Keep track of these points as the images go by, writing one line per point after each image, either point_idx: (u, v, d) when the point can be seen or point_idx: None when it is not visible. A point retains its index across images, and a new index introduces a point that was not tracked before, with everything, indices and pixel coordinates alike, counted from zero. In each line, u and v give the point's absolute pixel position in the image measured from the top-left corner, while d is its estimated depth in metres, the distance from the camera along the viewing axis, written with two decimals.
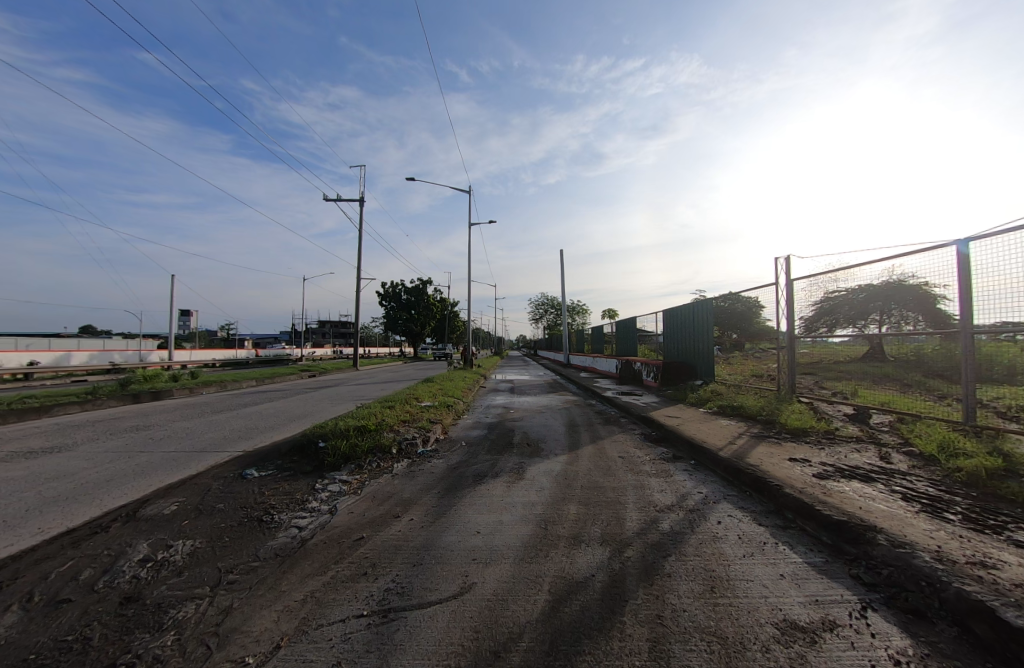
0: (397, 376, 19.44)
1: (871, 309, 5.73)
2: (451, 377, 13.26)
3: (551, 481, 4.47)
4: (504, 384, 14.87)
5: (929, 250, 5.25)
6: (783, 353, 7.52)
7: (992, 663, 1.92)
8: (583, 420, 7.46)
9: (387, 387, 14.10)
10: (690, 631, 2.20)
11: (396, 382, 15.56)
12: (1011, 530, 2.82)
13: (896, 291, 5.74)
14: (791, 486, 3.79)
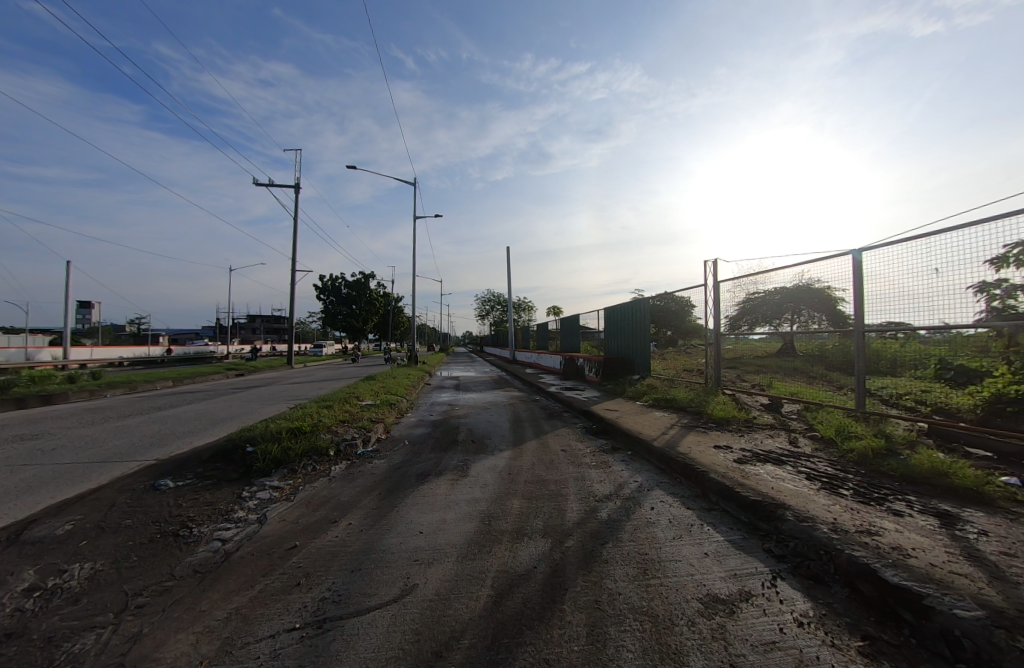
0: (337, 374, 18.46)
1: (784, 312, 6.62)
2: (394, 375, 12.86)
3: (495, 477, 4.48)
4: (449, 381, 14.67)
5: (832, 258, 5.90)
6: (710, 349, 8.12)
7: (874, 620, 2.23)
8: (528, 416, 7.54)
9: (324, 385, 13.37)
10: (625, 612, 2.31)
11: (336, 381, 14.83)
12: (890, 501, 3.27)
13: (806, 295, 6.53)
14: (715, 471, 4.11)
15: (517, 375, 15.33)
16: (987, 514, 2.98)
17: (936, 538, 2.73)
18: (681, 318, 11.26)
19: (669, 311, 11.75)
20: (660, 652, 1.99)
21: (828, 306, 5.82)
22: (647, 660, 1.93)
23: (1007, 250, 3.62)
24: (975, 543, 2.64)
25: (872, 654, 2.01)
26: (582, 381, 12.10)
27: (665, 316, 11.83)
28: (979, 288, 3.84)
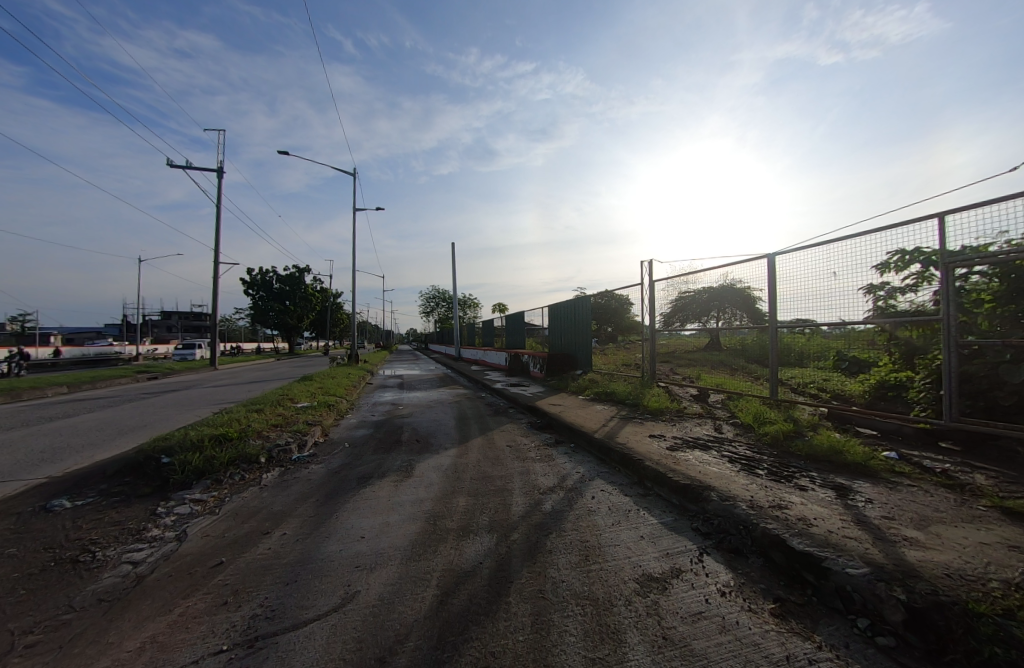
0: (268, 374, 17.16)
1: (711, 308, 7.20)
2: (333, 375, 12.22)
3: (440, 476, 4.43)
4: (392, 379, 14.21)
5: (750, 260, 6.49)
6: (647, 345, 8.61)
7: (784, 585, 2.51)
8: (474, 413, 7.52)
9: (253, 387, 12.37)
10: (568, 598, 2.39)
11: (266, 382, 13.78)
12: (797, 478, 3.68)
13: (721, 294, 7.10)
14: (650, 459, 4.37)
15: (462, 372, 15.23)
16: (872, 484, 3.45)
17: (832, 507, 3.12)
18: (620, 315, 11.82)
19: (609, 308, 12.29)
20: (601, 632, 2.09)
21: (746, 303, 6.44)
22: (588, 641, 2.02)
23: (890, 256, 4.19)
24: (862, 510, 3.06)
25: (781, 614, 2.26)
26: (527, 377, 12.30)
27: (606, 313, 12.36)
28: (869, 288, 4.41)
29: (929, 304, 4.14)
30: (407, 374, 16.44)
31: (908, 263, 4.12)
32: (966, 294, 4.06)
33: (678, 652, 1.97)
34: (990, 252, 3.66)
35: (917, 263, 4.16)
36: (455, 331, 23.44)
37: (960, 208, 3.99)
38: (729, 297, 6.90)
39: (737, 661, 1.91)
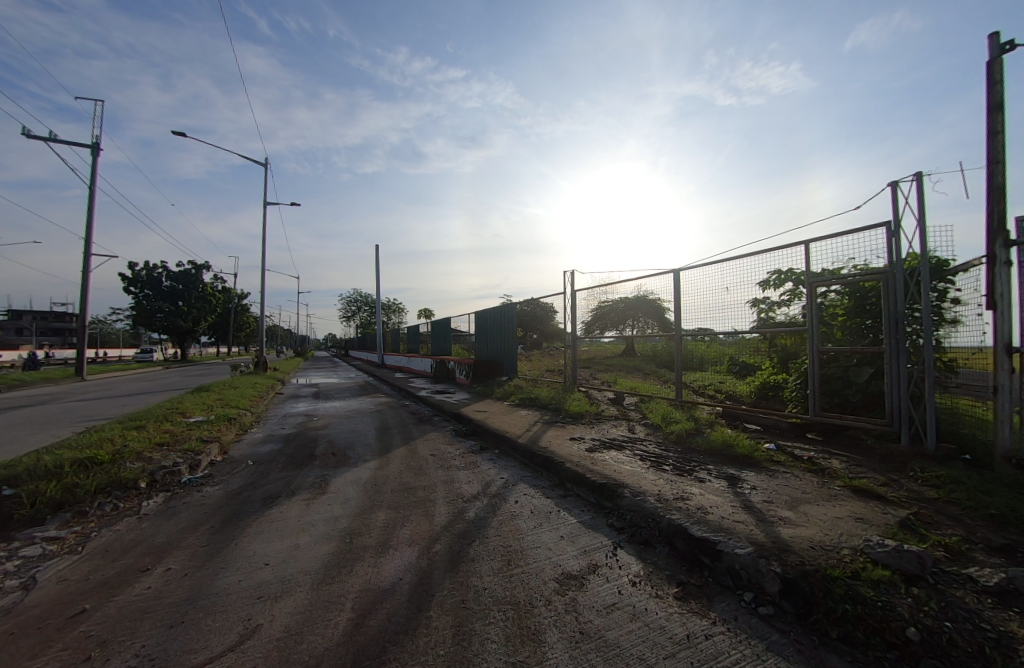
0: (149, 385, 14.83)
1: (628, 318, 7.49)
2: (235, 385, 10.96)
3: (358, 490, 4.19)
4: (306, 389, 13.11)
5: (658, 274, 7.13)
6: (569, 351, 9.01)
7: (686, 570, 2.77)
8: (397, 423, 7.24)
9: (129, 401, 10.59)
10: (489, 605, 2.39)
11: (146, 394, 11.88)
12: (696, 471, 4.09)
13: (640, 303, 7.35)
14: (570, 461, 4.56)
15: (385, 379, 14.61)
16: (756, 473, 3.96)
17: (724, 495, 3.52)
18: (545, 322, 12.24)
19: (533, 315, 12.67)
20: (522, 635, 2.12)
21: (655, 313, 7.05)
22: (510, 646, 2.03)
23: (770, 275, 4.88)
24: (748, 496, 3.49)
25: (683, 597, 2.49)
26: (453, 383, 12.17)
27: (531, 321, 12.73)
28: (754, 302, 5.08)
29: (798, 317, 4.89)
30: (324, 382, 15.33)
31: (783, 281, 4.83)
32: (824, 309, 4.87)
33: (594, 644, 2.07)
34: (841, 275, 4.43)
35: (790, 281, 4.89)
36: (378, 336, 22.38)
37: (819, 237, 4.79)
38: (641, 307, 7.52)
39: (645, 645, 2.06)
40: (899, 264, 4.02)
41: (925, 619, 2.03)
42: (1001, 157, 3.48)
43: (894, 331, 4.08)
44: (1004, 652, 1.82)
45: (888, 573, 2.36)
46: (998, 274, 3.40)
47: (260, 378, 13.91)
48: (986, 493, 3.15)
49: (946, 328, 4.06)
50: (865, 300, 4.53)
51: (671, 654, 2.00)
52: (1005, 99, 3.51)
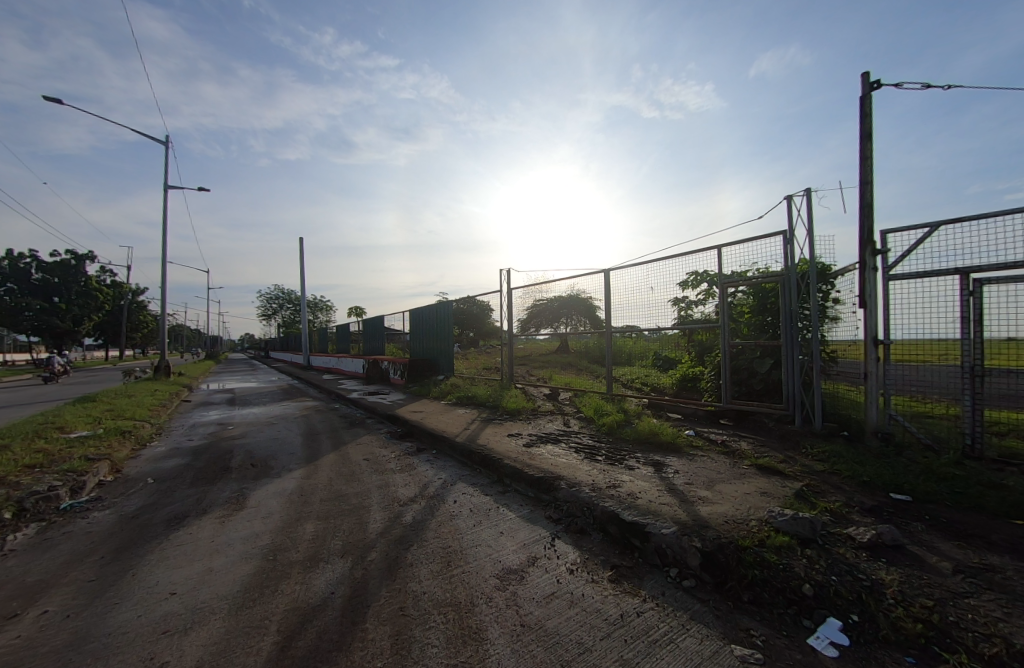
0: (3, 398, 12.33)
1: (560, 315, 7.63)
2: (126, 393, 9.53)
3: (282, 502, 3.89)
4: (216, 395, 11.81)
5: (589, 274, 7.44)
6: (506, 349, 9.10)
7: (619, 554, 2.93)
8: (325, 428, 6.80)
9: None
10: (429, 609, 2.34)
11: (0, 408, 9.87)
12: (626, 459, 4.35)
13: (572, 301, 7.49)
14: (509, 457, 4.61)
15: (311, 382, 13.63)
16: (678, 458, 4.30)
17: (651, 481, 3.77)
18: (482, 320, 12.26)
19: (470, 313, 12.64)
20: (463, 636, 2.10)
21: (587, 311, 7.34)
22: (451, 648, 2.00)
23: (688, 276, 5.31)
24: (671, 480, 3.78)
25: (616, 579, 2.63)
26: (387, 384, 11.73)
27: (468, 319, 12.70)
28: (675, 301, 5.49)
29: (712, 314, 5.38)
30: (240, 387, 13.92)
31: (699, 282, 5.27)
32: (733, 307, 5.42)
33: (534, 635, 2.11)
34: (747, 277, 4.95)
35: (705, 282, 5.36)
36: (303, 336, 20.79)
37: (730, 243, 5.30)
38: (574, 306, 7.80)
39: (583, 629, 2.15)
40: (793, 268, 4.58)
41: (816, 575, 2.35)
42: (870, 179, 4.10)
43: (789, 326, 4.65)
44: (876, 598, 2.16)
45: (788, 539, 2.68)
46: (867, 278, 4.00)
47: (159, 384, 12.24)
48: (860, 463, 3.71)
49: (829, 324, 4.72)
50: (767, 299, 5.10)
51: (606, 635, 2.10)
52: (872, 129, 4.13)
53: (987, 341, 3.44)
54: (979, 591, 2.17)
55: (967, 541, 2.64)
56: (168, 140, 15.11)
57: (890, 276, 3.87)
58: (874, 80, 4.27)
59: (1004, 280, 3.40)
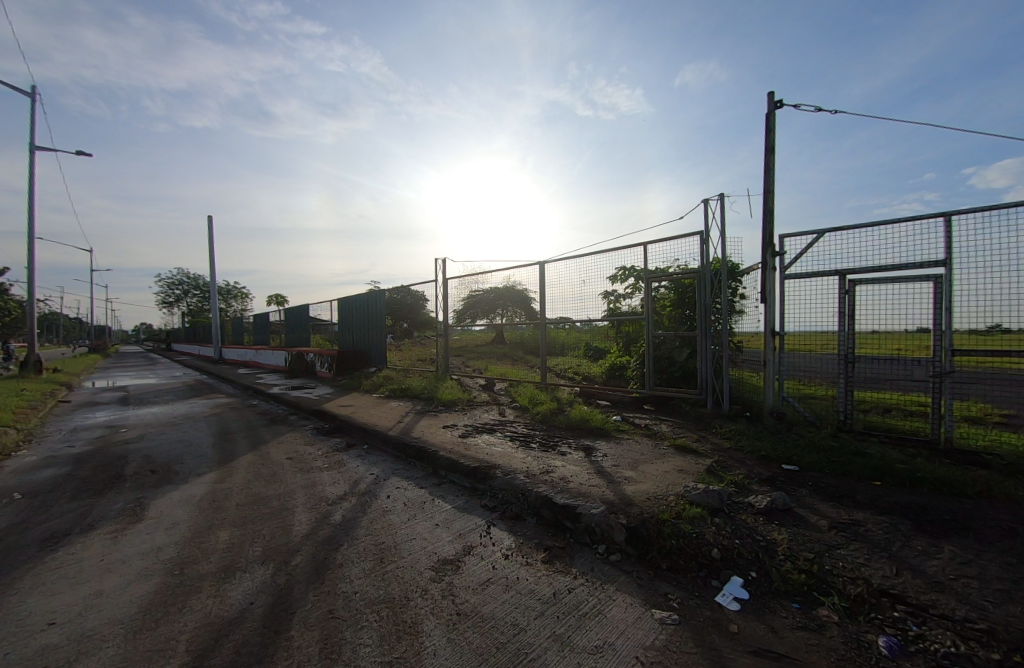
0: None
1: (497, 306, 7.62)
2: None
3: (191, 511, 3.52)
4: (103, 394, 10.24)
5: (524, 266, 7.54)
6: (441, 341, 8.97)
7: (552, 536, 3.05)
8: (241, 427, 6.23)
9: None
10: (361, 609, 2.26)
11: None
12: (559, 445, 4.53)
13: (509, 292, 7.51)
14: (444, 449, 4.58)
15: (223, 377, 12.35)
16: (606, 442, 4.57)
17: (581, 464, 3.98)
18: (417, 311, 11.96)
19: (404, 304, 12.27)
20: (398, 631, 2.07)
21: (522, 303, 7.44)
22: (384, 645, 1.96)
23: (617, 270, 5.59)
24: (600, 463, 4.00)
25: (549, 560, 2.74)
26: (314, 377, 11.03)
27: (402, 310, 12.32)
28: (605, 294, 5.77)
29: (639, 307, 5.74)
30: (133, 385, 12.18)
31: (627, 277, 5.59)
32: (657, 301, 5.83)
33: (470, 622, 2.13)
34: (668, 273, 5.34)
35: (632, 277, 5.70)
36: (214, 326, 18.69)
37: (654, 240, 5.67)
38: (509, 297, 7.87)
39: (517, 611, 2.21)
40: (708, 266, 5.03)
41: (722, 540, 2.63)
42: (771, 188, 4.60)
43: (704, 319, 5.11)
44: (770, 555, 2.48)
45: (700, 510, 2.97)
46: (768, 276, 4.50)
47: (22, 383, 10.31)
48: (758, 439, 4.21)
49: (737, 317, 5.26)
50: (685, 294, 5.56)
51: (540, 614, 2.19)
52: (774, 144, 4.63)
53: (857, 333, 4.06)
54: (847, 542, 2.59)
55: (839, 500, 3.13)
56: (35, 89, 12.67)
57: (786, 275, 4.40)
58: (776, 100, 4.78)
59: (871, 281, 4.02)
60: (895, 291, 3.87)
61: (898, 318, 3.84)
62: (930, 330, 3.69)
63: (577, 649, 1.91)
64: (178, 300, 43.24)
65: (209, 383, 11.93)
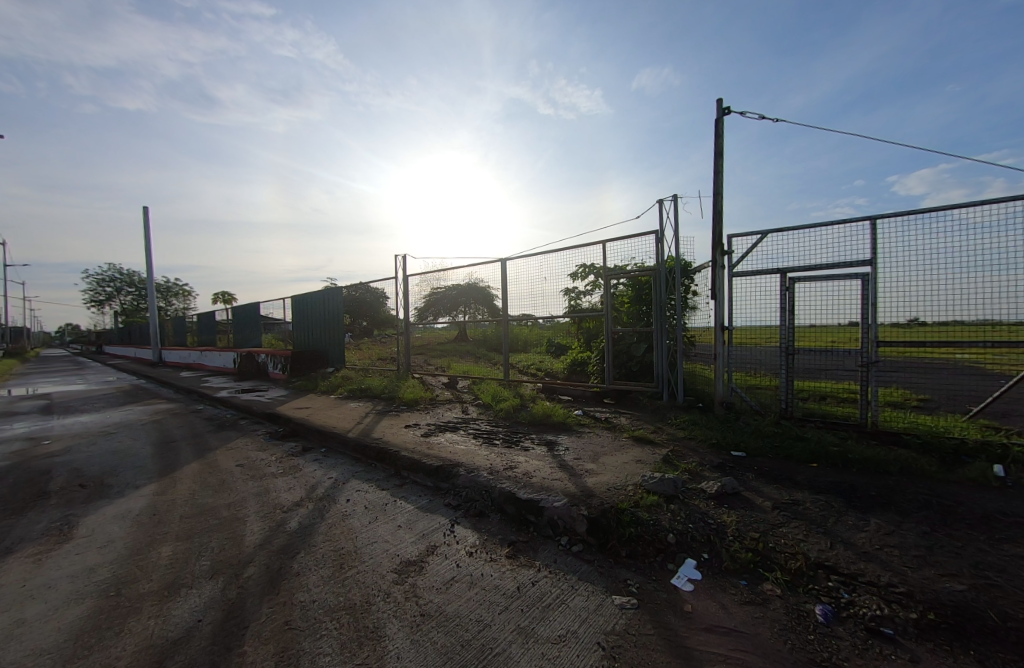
0: None
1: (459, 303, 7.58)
2: None
3: (129, 526, 3.27)
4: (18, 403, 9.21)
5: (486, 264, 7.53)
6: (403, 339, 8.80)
7: (516, 531, 3.09)
8: (185, 434, 5.83)
9: None
10: (319, 618, 2.20)
11: None
12: (522, 441, 4.59)
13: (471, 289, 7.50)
14: (406, 449, 4.51)
15: (164, 382, 11.46)
16: (567, 436, 4.68)
17: (544, 459, 4.05)
18: (376, 309, 11.63)
19: (364, 301, 11.91)
20: (359, 637, 2.03)
21: (484, 300, 7.45)
22: (345, 653, 1.91)
23: (577, 268, 5.71)
24: (562, 457, 4.10)
25: (513, 555, 2.78)
26: (267, 379, 10.49)
27: (361, 307, 11.96)
28: (566, 291, 5.89)
29: (599, 304, 5.90)
30: (57, 392, 11.06)
31: (587, 274, 5.72)
32: (616, 298, 6.01)
33: (434, 622, 2.13)
34: (626, 271, 5.52)
35: (592, 275, 5.84)
36: (152, 327, 17.30)
37: (612, 239, 5.84)
38: (471, 294, 7.85)
39: (482, 607, 2.23)
40: (662, 264, 5.24)
41: (677, 525, 2.78)
42: (720, 191, 4.85)
43: (660, 315, 5.32)
44: (720, 536, 2.65)
45: (657, 498, 3.12)
46: (718, 274, 4.76)
47: None
48: (709, 429, 4.46)
49: (690, 313, 5.53)
50: (642, 291, 5.77)
51: (504, 608, 2.22)
52: (722, 149, 4.89)
53: (797, 327, 4.38)
54: (788, 520, 2.81)
55: (781, 482, 3.38)
56: None
57: (734, 273, 4.66)
58: (724, 107, 5.03)
59: (809, 279, 4.34)
60: (829, 288, 4.20)
61: (832, 313, 4.18)
62: (859, 324, 4.03)
63: (541, 639, 1.96)
64: (111, 297, 39.59)
65: (147, 388, 11.03)
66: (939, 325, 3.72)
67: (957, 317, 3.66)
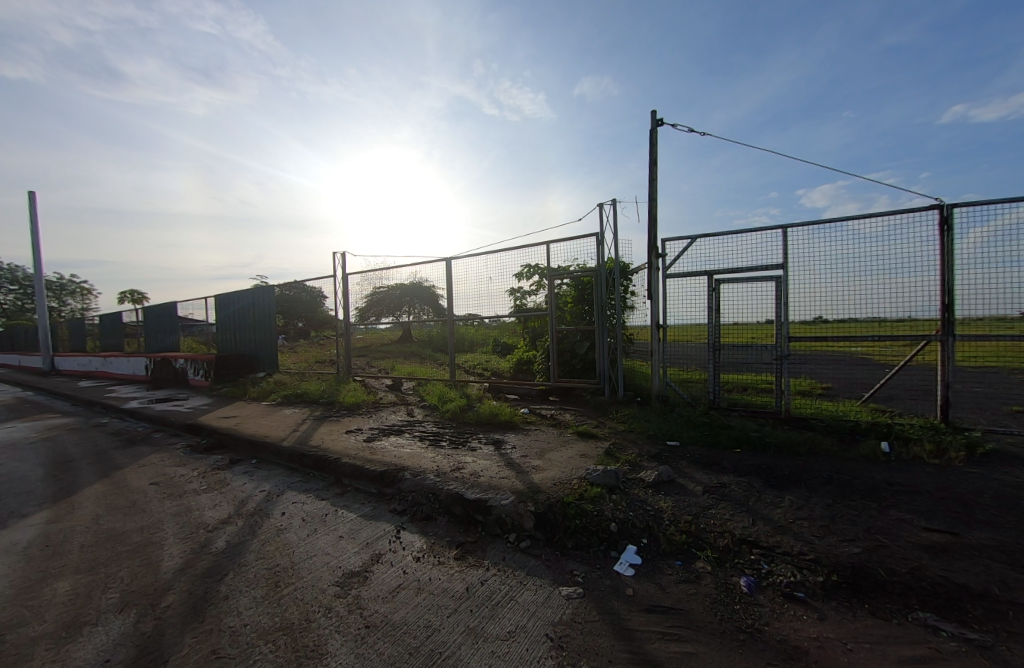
0: None
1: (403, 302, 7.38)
2: None
3: (12, 563, 2.82)
4: None
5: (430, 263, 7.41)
6: (343, 340, 8.41)
7: (465, 531, 3.08)
8: (85, 452, 5.13)
9: None
10: (252, 642, 2.05)
11: None
12: (469, 441, 4.58)
13: (415, 289, 7.34)
14: (347, 455, 4.32)
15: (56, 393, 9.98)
16: (513, 434, 4.74)
17: (491, 458, 4.08)
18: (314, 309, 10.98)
19: (299, 301, 11.22)
20: (298, 657, 1.92)
21: (429, 300, 7.32)
22: None
23: (522, 268, 5.80)
24: (509, 455, 4.15)
25: (462, 556, 2.77)
26: (187, 386, 9.52)
27: (297, 307, 11.25)
28: (511, 291, 5.95)
29: (543, 303, 6.03)
30: None
31: (531, 274, 5.82)
32: (560, 298, 6.18)
33: (379, 633, 2.07)
34: (569, 271, 5.69)
35: (537, 275, 5.96)
36: (40, 330, 15.01)
37: (555, 240, 6.00)
38: (415, 294, 7.68)
39: (430, 612, 2.21)
40: (603, 265, 5.48)
41: (619, 514, 2.93)
42: (654, 198, 5.17)
43: (601, 314, 5.56)
44: (657, 522, 2.83)
45: (600, 489, 3.26)
46: (653, 275, 5.06)
47: None
48: (647, 421, 4.74)
49: (628, 312, 5.83)
50: (584, 291, 5.99)
51: (452, 611, 2.21)
52: (656, 159, 5.21)
53: (722, 325, 4.78)
54: (716, 502, 3.07)
55: (710, 468, 3.68)
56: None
57: (668, 275, 4.99)
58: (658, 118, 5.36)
59: (732, 281, 4.76)
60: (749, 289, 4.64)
61: (752, 312, 4.61)
62: (774, 321, 4.49)
63: (490, 638, 1.98)
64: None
65: (33, 401, 9.53)
66: (837, 323, 4.24)
67: (851, 315, 4.20)
